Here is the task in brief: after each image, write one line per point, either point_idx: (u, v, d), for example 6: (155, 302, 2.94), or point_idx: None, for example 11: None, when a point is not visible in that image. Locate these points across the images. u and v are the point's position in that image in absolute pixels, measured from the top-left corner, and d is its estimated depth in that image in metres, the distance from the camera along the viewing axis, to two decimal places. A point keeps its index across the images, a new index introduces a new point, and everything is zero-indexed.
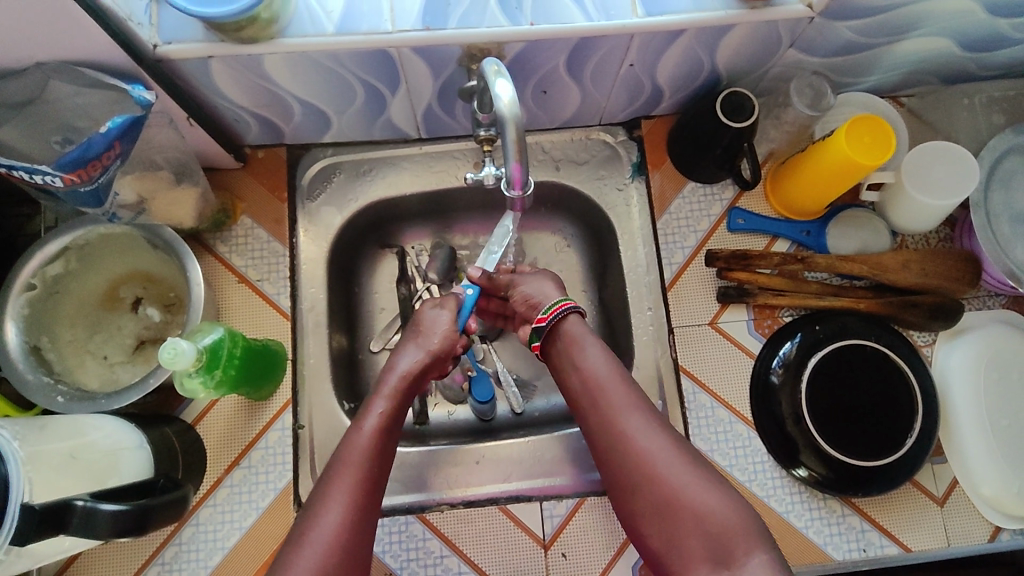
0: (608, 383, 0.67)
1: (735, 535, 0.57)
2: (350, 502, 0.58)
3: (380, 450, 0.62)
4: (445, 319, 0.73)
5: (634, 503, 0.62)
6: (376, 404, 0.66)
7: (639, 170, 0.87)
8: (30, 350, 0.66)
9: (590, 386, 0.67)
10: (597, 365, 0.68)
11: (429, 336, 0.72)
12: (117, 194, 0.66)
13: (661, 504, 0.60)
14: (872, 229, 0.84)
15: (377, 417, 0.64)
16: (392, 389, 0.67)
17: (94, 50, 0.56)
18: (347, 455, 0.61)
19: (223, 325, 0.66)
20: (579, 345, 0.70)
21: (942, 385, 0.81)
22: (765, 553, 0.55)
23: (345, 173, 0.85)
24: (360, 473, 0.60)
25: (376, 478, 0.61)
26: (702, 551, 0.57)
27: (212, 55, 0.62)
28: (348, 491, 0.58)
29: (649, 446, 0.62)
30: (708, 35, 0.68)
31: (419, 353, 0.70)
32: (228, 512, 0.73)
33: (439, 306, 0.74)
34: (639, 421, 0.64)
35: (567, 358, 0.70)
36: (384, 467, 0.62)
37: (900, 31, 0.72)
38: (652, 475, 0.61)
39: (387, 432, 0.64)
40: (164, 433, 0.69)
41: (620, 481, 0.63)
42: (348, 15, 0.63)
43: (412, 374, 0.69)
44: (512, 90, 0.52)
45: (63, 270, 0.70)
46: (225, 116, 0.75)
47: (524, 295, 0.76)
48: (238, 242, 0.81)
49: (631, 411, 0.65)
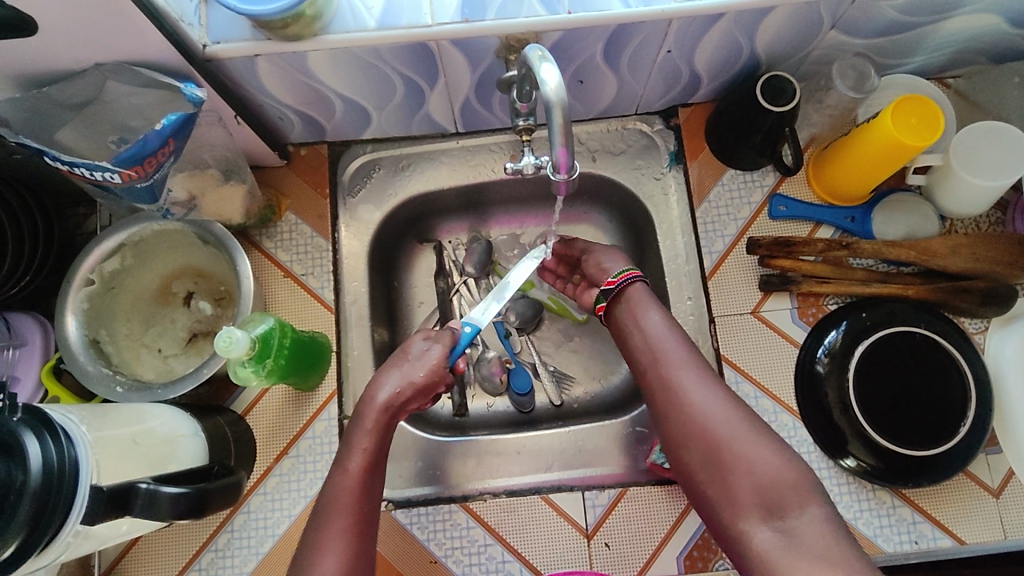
0: (664, 343, 0.67)
1: (787, 486, 0.57)
2: (345, 546, 0.60)
3: (369, 489, 0.63)
4: (434, 357, 0.71)
5: (687, 455, 0.62)
6: (360, 440, 0.66)
7: (677, 158, 0.87)
8: (90, 342, 0.69)
9: (649, 347, 0.68)
10: (658, 328, 0.69)
11: (415, 366, 0.70)
12: (170, 191, 0.69)
13: (717, 455, 0.60)
14: (919, 213, 0.82)
15: (360, 457, 0.65)
16: (373, 423, 0.66)
17: (149, 51, 0.58)
18: (337, 499, 0.62)
19: (272, 316, 0.68)
20: (641, 307, 0.71)
21: (995, 374, 0.79)
22: (819, 508, 0.56)
23: (384, 168, 0.87)
24: (354, 516, 0.61)
25: (368, 515, 0.63)
26: (753, 501, 0.57)
27: (258, 54, 0.63)
28: (343, 535, 0.60)
29: (705, 399, 0.63)
30: (749, 18, 0.67)
31: (399, 385, 0.69)
32: (277, 500, 0.75)
33: (430, 339, 0.72)
34: (697, 379, 0.64)
35: (630, 319, 0.71)
36: (375, 497, 0.64)
37: (948, 8, 0.70)
38: (707, 432, 0.61)
39: (373, 470, 0.65)
40: (217, 423, 0.71)
41: (674, 435, 0.64)
42: (389, 10, 0.64)
43: (394, 403, 0.68)
44: (558, 75, 0.52)
45: (119, 265, 0.72)
46: (270, 114, 0.77)
47: (597, 261, 0.78)
48: (283, 237, 0.83)
49: (690, 368, 0.65)
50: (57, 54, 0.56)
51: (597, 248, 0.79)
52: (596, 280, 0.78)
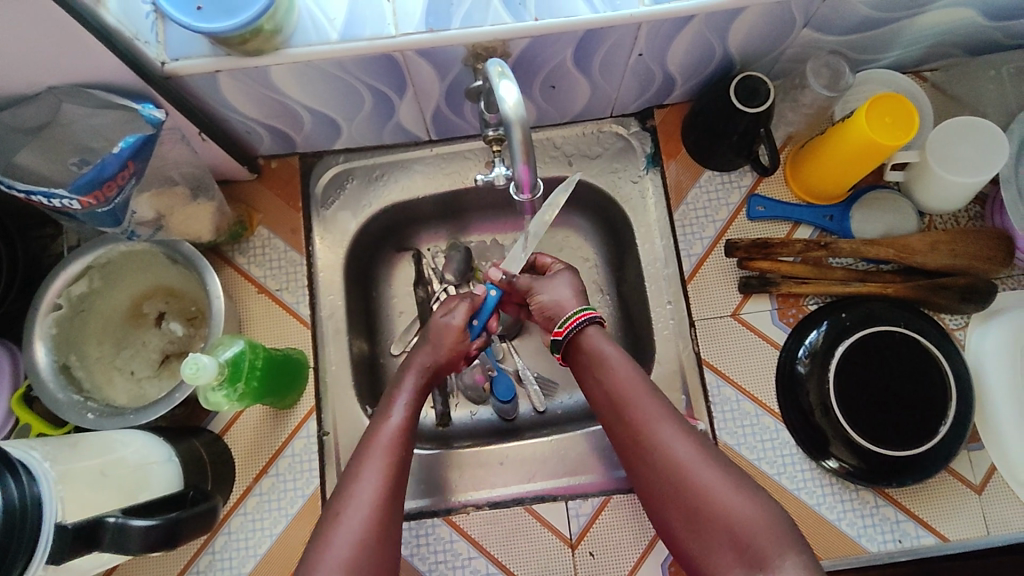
0: (631, 396, 0.66)
1: (764, 538, 0.55)
2: (383, 478, 0.61)
3: (405, 436, 0.65)
4: (457, 323, 0.72)
5: (667, 511, 0.61)
6: (402, 396, 0.68)
7: (654, 160, 0.86)
8: (60, 368, 0.68)
9: (612, 399, 0.67)
10: (616, 376, 0.67)
11: (438, 343, 0.72)
12: (135, 212, 0.67)
13: (697, 511, 0.59)
14: (897, 211, 0.82)
15: (403, 408, 0.67)
16: (412, 387, 0.69)
17: (102, 72, 0.57)
18: (377, 440, 0.63)
19: (243, 337, 0.67)
20: (599, 357, 0.69)
21: (977, 370, 0.79)
22: (800, 555, 0.54)
23: (358, 178, 0.86)
24: (390, 456, 0.62)
25: (403, 467, 0.63)
26: (734, 558, 0.56)
27: (219, 70, 0.62)
28: (380, 473, 0.61)
29: (687, 455, 0.61)
30: (717, 20, 0.66)
31: (433, 356, 0.72)
32: (258, 520, 0.74)
33: (450, 312, 0.73)
34: (664, 431, 0.63)
35: (587, 371, 0.69)
36: (409, 453, 0.65)
37: (920, 4, 0.69)
38: (681, 485, 0.60)
39: (412, 426, 0.66)
40: (193, 445, 0.70)
41: (654, 491, 0.62)
42: (352, 21, 0.63)
43: (433, 367, 0.72)
44: (518, 91, 0.50)
45: (88, 288, 0.71)
46: (237, 129, 0.75)
47: (541, 308, 0.75)
48: (256, 253, 0.82)
49: (656, 420, 0.64)
50: (9, 78, 0.55)
51: (543, 283, 0.76)
52: (545, 324, 0.76)
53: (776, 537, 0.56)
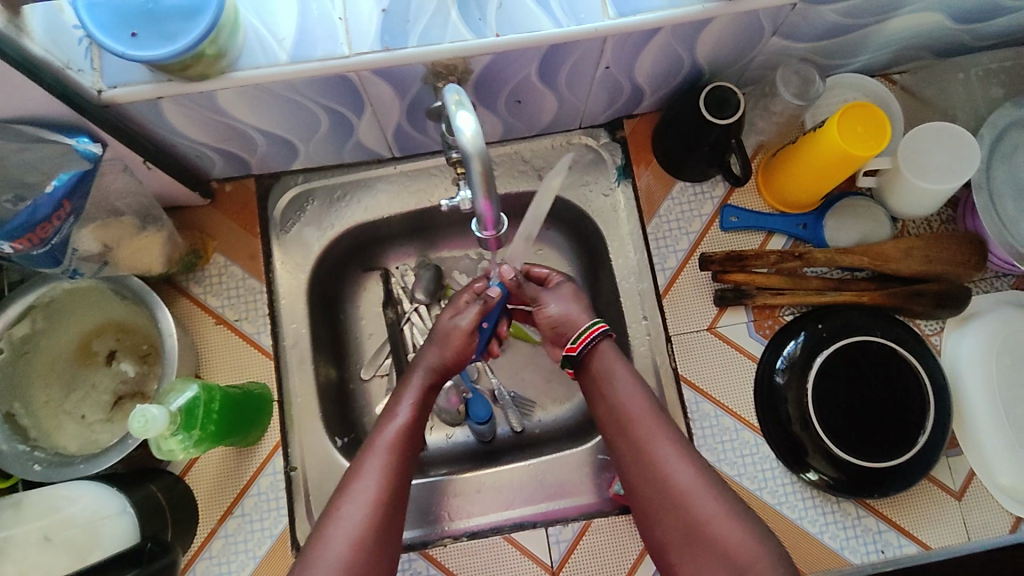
0: (635, 411, 0.64)
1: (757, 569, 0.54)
2: (376, 497, 0.59)
3: (405, 449, 0.64)
4: (464, 326, 0.70)
5: (662, 529, 0.60)
6: (406, 401, 0.67)
7: (625, 172, 0.84)
8: (4, 418, 0.63)
9: (615, 413, 0.65)
10: (621, 390, 0.65)
11: (441, 349, 0.70)
12: (75, 249, 0.63)
13: (693, 531, 0.58)
14: (871, 217, 0.81)
15: (405, 417, 0.66)
16: (417, 394, 0.68)
17: (29, 102, 0.53)
18: (375, 451, 0.62)
19: (197, 381, 0.63)
20: (606, 370, 0.66)
21: (954, 374, 0.78)
22: None
23: (319, 200, 0.82)
24: (386, 472, 0.61)
25: (401, 486, 0.62)
26: None
27: (162, 96, 0.58)
28: (373, 491, 0.59)
29: (687, 478, 0.60)
30: (685, 30, 0.64)
31: (442, 359, 0.70)
32: (225, 563, 0.71)
33: (459, 314, 0.72)
34: (666, 450, 0.61)
35: (593, 386, 0.67)
36: (411, 462, 0.64)
37: (887, 10, 0.68)
38: (680, 509, 0.59)
39: (412, 436, 0.65)
40: (150, 491, 0.66)
41: (649, 508, 0.61)
42: (302, 41, 0.59)
43: (438, 375, 0.70)
44: (475, 122, 0.48)
45: (31, 329, 0.67)
46: (186, 153, 0.71)
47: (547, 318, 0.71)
48: (212, 282, 0.78)
49: (659, 438, 0.62)
50: None
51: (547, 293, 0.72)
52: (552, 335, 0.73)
53: (771, 565, 0.54)
